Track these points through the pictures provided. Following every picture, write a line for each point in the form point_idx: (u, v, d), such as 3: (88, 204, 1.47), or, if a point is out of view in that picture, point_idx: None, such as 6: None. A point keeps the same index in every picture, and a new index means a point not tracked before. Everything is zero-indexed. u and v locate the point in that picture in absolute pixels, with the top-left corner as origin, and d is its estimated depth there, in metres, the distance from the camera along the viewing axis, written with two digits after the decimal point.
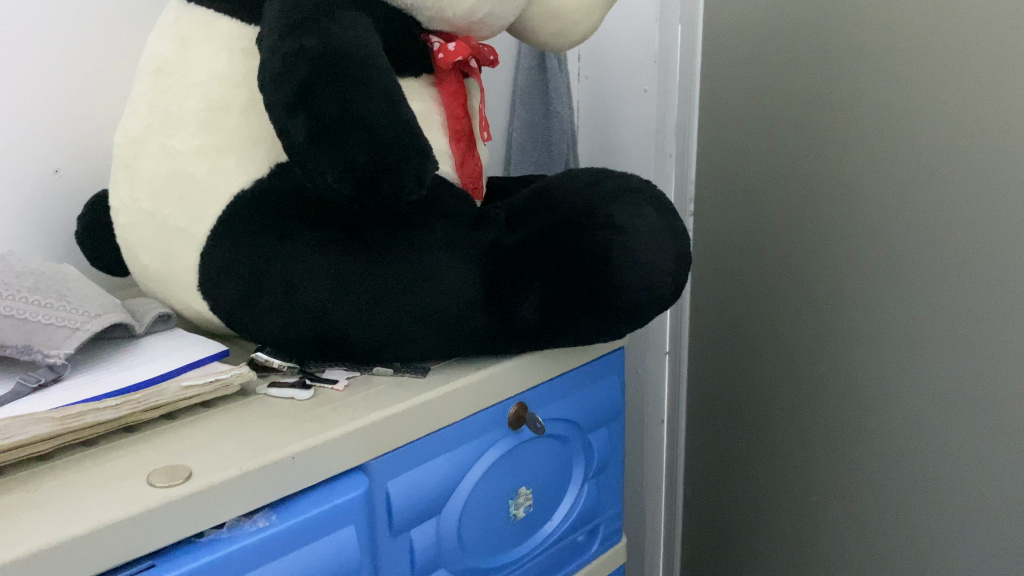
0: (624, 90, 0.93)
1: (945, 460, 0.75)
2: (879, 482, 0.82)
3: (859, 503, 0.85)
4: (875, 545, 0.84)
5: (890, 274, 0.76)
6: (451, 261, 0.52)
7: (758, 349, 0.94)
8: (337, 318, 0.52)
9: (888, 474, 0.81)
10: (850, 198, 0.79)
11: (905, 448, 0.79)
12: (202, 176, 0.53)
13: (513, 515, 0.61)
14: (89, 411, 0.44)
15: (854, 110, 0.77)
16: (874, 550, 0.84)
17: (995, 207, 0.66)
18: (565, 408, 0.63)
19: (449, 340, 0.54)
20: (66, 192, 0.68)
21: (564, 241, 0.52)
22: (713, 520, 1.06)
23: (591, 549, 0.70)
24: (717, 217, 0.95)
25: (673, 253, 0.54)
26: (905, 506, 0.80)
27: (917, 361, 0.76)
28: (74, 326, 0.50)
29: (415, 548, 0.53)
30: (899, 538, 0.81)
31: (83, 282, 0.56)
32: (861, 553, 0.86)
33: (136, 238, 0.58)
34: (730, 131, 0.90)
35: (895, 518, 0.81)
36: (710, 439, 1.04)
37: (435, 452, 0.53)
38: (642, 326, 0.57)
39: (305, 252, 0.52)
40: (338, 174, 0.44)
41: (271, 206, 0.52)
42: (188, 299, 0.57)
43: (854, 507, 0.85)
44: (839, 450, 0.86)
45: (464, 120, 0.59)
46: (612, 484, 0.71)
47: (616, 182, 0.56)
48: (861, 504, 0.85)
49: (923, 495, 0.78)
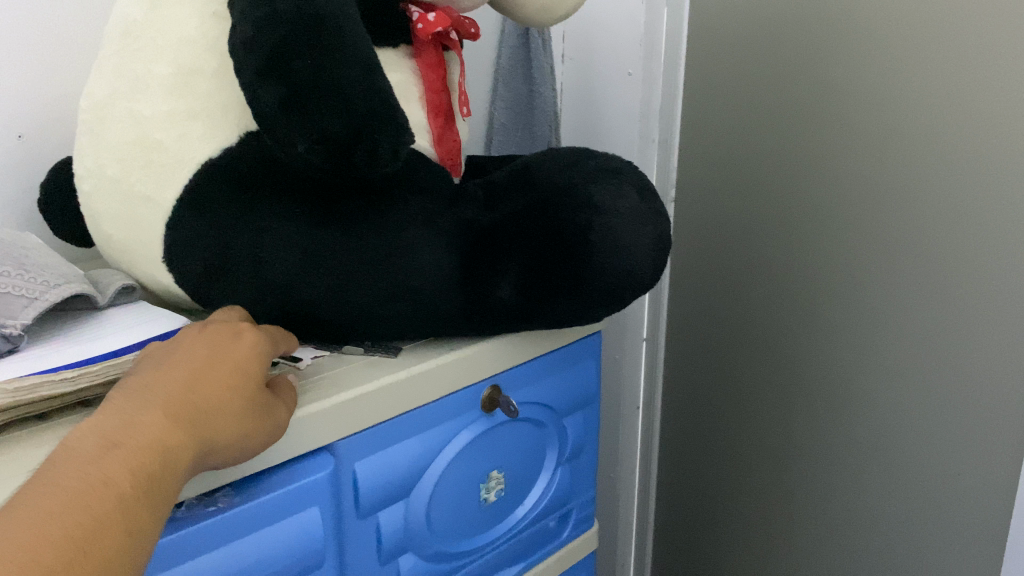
0: (608, 73, 0.92)
1: (917, 454, 0.75)
2: (852, 473, 0.82)
3: (831, 493, 0.85)
4: (845, 536, 0.84)
5: (868, 267, 0.76)
6: (426, 238, 0.51)
7: (736, 339, 0.94)
8: (308, 293, 0.51)
9: (861, 464, 0.81)
10: (834, 189, 0.78)
11: (877, 441, 0.79)
12: (170, 143, 0.51)
13: (484, 500, 0.60)
14: (44, 384, 0.42)
15: (841, 100, 0.75)
16: (844, 542, 0.85)
17: (979, 204, 0.66)
18: (540, 391, 0.62)
19: (422, 319, 0.53)
20: (29, 157, 0.66)
21: (544, 221, 0.51)
22: (686, 507, 1.06)
23: (562, 535, 0.70)
24: (699, 204, 0.94)
25: (654, 235, 0.53)
26: (877, 502, 0.80)
27: (893, 354, 0.75)
28: (32, 296, 0.48)
29: (382, 531, 0.52)
30: (869, 529, 0.81)
31: (44, 250, 0.54)
32: (832, 544, 0.86)
33: (101, 206, 0.56)
34: (714, 119, 0.89)
35: (865, 509, 0.81)
36: (685, 428, 1.03)
37: (404, 435, 0.52)
38: (621, 309, 0.56)
39: (275, 225, 0.50)
40: (311, 143, 0.43)
41: (239, 175, 0.50)
42: (153, 271, 0.56)
43: (826, 497, 0.86)
44: (812, 440, 0.86)
45: (443, 95, 0.58)
46: (585, 469, 0.70)
47: (598, 163, 0.55)
48: (833, 495, 0.85)
49: (894, 486, 0.78)
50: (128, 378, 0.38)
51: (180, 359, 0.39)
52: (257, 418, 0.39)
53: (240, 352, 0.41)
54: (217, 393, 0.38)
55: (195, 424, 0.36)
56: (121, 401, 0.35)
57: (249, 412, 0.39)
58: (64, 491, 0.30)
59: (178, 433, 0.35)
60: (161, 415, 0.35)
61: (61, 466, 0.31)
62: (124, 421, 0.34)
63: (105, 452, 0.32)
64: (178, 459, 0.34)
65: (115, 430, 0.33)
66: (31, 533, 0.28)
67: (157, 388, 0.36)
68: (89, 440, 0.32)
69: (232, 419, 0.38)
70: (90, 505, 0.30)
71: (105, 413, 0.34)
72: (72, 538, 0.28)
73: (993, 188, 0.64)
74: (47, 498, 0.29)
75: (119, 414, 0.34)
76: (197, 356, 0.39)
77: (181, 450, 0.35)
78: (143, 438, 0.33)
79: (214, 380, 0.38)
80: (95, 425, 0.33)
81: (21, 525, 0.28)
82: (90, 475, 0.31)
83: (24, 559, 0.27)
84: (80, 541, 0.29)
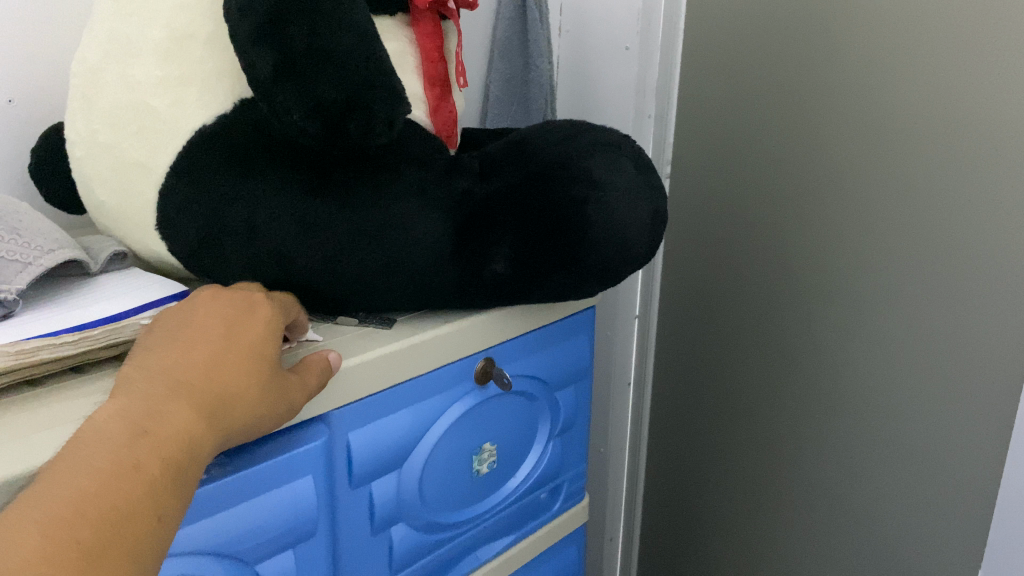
0: (605, 48, 0.92)
1: (900, 434, 0.76)
2: (836, 450, 0.83)
3: (816, 470, 0.86)
4: (829, 513, 0.85)
5: (856, 248, 0.76)
6: (420, 209, 0.50)
7: (728, 318, 0.94)
8: (302, 262, 0.51)
9: (845, 442, 0.82)
10: (828, 169, 0.78)
11: (862, 421, 0.79)
12: (164, 109, 0.50)
13: (476, 471, 0.60)
14: (46, 347, 0.42)
15: (836, 81, 0.75)
16: (828, 520, 0.86)
17: (970, 192, 0.65)
18: (532, 365, 0.62)
19: (416, 289, 0.53)
20: (20, 122, 0.65)
21: (540, 194, 0.51)
22: (675, 482, 1.07)
23: (553, 508, 0.70)
24: (694, 182, 0.94)
25: (649, 210, 0.53)
26: (863, 484, 0.81)
27: (880, 335, 0.76)
28: (26, 260, 0.48)
29: (375, 500, 0.52)
30: (851, 505, 0.82)
31: (34, 214, 0.54)
32: (816, 521, 0.87)
33: (93, 172, 0.55)
34: (710, 97, 0.89)
35: (848, 487, 0.82)
36: (676, 404, 1.04)
37: (397, 405, 0.52)
38: (614, 284, 0.56)
39: (269, 193, 0.49)
40: (306, 112, 0.42)
41: (233, 142, 0.50)
42: (146, 239, 0.55)
43: (811, 473, 0.87)
44: (799, 418, 0.87)
45: (439, 65, 0.57)
46: (577, 442, 0.71)
47: (595, 135, 0.55)
48: (817, 471, 0.86)
49: (877, 465, 0.79)
50: (145, 352, 0.37)
51: (202, 333, 0.38)
52: (267, 401, 0.39)
53: (253, 330, 0.40)
54: (234, 375, 0.37)
55: (218, 407, 0.36)
56: (144, 379, 0.35)
57: (267, 395, 0.39)
58: (98, 474, 0.30)
59: (202, 419, 0.35)
60: (185, 401, 0.35)
61: (91, 446, 0.31)
62: (151, 405, 0.34)
63: (135, 435, 0.32)
64: (201, 447, 0.34)
65: (144, 413, 0.33)
66: (64, 517, 0.28)
67: (179, 370, 0.36)
68: (117, 421, 0.32)
69: (250, 400, 0.38)
70: (125, 487, 0.30)
71: (130, 394, 0.34)
72: (108, 525, 0.29)
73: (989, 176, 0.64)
74: (79, 480, 0.29)
75: (146, 395, 0.34)
76: (218, 331, 0.39)
77: (204, 436, 0.35)
78: (169, 425, 0.33)
79: (236, 361, 0.38)
80: (120, 407, 0.33)
81: (56, 504, 0.28)
82: (121, 458, 0.31)
83: (59, 543, 0.27)
84: (114, 527, 0.29)
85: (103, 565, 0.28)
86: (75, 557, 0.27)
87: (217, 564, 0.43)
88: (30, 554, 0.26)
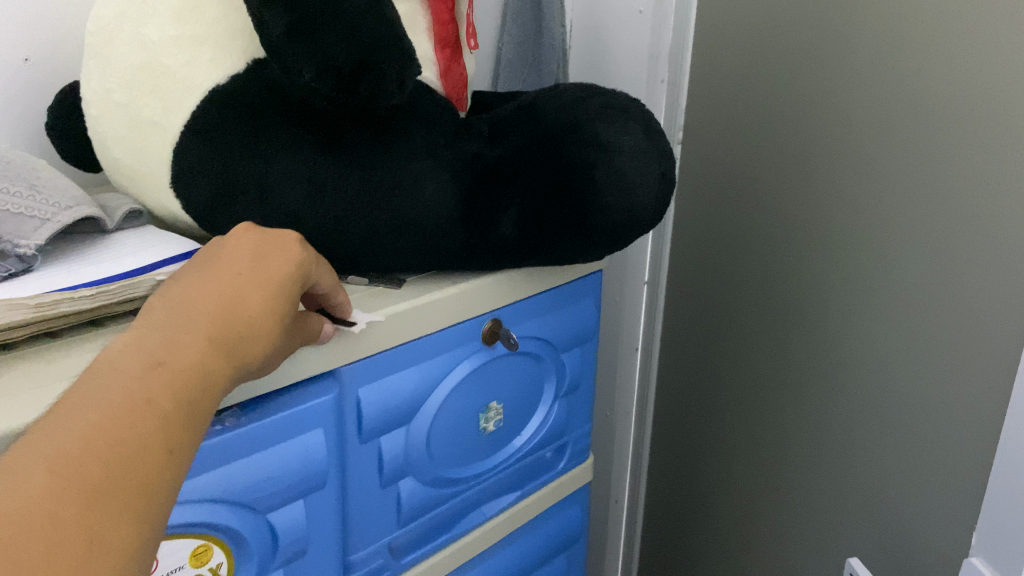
0: (618, 11, 0.92)
1: (880, 409, 0.75)
2: (823, 417, 0.84)
3: (806, 437, 0.87)
4: (817, 479, 0.86)
5: (852, 216, 0.76)
6: (429, 170, 0.51)
7: (735, 285, 0.94)
8: (312, 222, 0.51)
9: (832, 412, 0.82)
10: (830, 139, 0.77)
11: (850, 393, 0.79)
12: (178, 69, 0.50)
13: (483, 429, 0.62)
14: (65, 300, 0.43)
15: (840, 48, 0.74)
16: (816, 484, 0.87)
17: (954, 163, 0.64)
18: (538, 327, 0.63)
19: (425, 251, 0.54)
20: (39, 80, 0.66)
21: (548, 156, 0.52)
22: (678, 442, 1.09)
23: (558, 467, 0.72)
24: (705, 148, 0.95)
25: (657, 174, 0.54)
26: (851, 455, 0.80)
27: (867, 308, 0.75)
28: (44, 216, 0.49)
29: (383, 453, 0.54)
30: (836, 473, 0.83)
31: (52, 169, 0.54)
32: (806, 486, 0.88)
33: (107, 131, 0.56)
34: (723, 63, 0.89)
35: (835, 454, 0.83)
36: (681, 366, 1.06)
37: (405, 363, 0.53)
38: (621, 249, 0.57)
39: (281, 152, 0.50)
40: (316, 72, 0.43)
41: (245, 102, 0.50)
42: (161, 197, 0.56)
43: (802, 440, 0.87)
44: (793, 385, 0.88)
45: (450, 26, 0.58)
46: (583, 402, 0.72)
47: (603, 99, 0.55)
48: (807, 438, 0.87)
49: (860, 435, 0.79)
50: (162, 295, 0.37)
51: (222, 275, 0.38)
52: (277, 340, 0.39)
53: (276, 270, 0.40)
54: (251, 316, 0.37)
55: (230, 350, 0.36)
56: (159, 320, 0.35)
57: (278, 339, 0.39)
58: (109, 409, 0.29)
59: (215, 361, 0.35)
60: (201, 341, 0.34)
61: (106, 381, 0.30)
62: (168, 342, 0.33)
63: (147, 372, 0.31)
64: (214, 389, 0.34)
65: (159, 350, 0.33)
66: (76, 450, 0.27)
67: (194, 310, 0.36)
68: (129, 360, 0.32)
69: (263, 343, 0.38)
70: (138, 423, 0.29)
71: (144, 333, 0.34)
72: (120, 459, 0.28)
73: (978, 145, 0.62)
74: (90, 415, 0.28)
75: (159, 336, 0.34)
76: (238, 273, 0.39)
77: (218, 378, 0.34)
78: (183, 363, 0.33)
79: (256, 300, 0.38)
80: (135, 343, 0.33)
81: (69, 436, 0.27)
82: (135, 394, 0.30)
83: (69, 477, 0.26)
84: (126, 461, 0.28)
85: (117, 499, 0.27)
86: (85, 489, 0.26)
87: (230, 512, 0.44)
88: (39, 486, 0.25)
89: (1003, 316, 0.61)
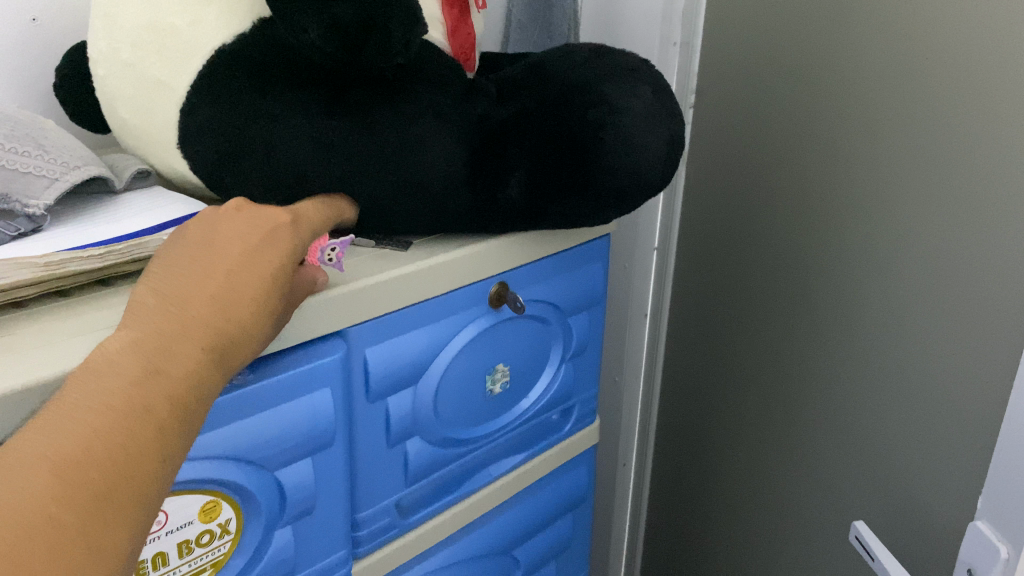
0: None
1: (885, 372, 0.76)
2: (828, 381, 0.84)
3: (810, 400, 0.87)
4: (820, 443, 0.87)
5: (853, 183, 0.76)
6: (436, 131, 0.51)
7: (744, 250, 0.94)
8: (320, 182, 0.51)
9: (837, 376, 0.83)
10: (837, 103, 0.76)
11: (854, 357, 0.80)
12: (185, 28, 0.50)
13: (490, 391, 0.62)
14: (74, 260, 0.43)
15: (850, 11, 0.73)
16: (818, 448, 0.87)
17: (961, 125, 0.63)
18: (545, 290, 0.63)
19: (432, 212, 0.54)
20: (48, 39, 0.66)
21: (555, 119, 0.52)
22: (685, 406, 1.10)
23: (564, 429, 0.72)
24: (716, 112, 0.94)
25: (665, 137, 0.53)
26: (858, 419, 0.81)
27: (873, 273, 0.76)
28: (53, 176, 0.49)
29: (391, 413, 0.54)
30: (838, 436, 0.84)
31: (59, 129, 0.54)
32: (808, 449, 0.89)
33: (114, 91, 0.56)
34: (735, 26, 0.88)
35: (837, 418, 0.84)
36: (690, 331, 1.06)
37: (412, 325, 0.53)
38: (628, 211, 0.57)
39: (287, 112, 0.50)
40: (321, 31, 0.43)
41: (252, 61, 0.50)
42: (169, 157, 0.56)
43: (806, 403, 0.88)
44: (799, 350, 0.88)
45: None
46: (589, 366, 0.72)
47: (612, 60, 0.54)
48: (810, 402, 0.87)
49: (864, 398, 0.79)
50: (156, 282, 0.37)
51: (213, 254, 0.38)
52: (270, 328, 0.39)
53: (269, 257, 0.39)
54: (246, 310, 0.37)
55: (225, 356, 0.36)
56: (155, 319, 0.35)
57: (269, 329, 0.39)
58: (109, 414, 0.30)
59: (209, 367, 0.35)
60: (196, 344, 0.35)
61: (106, 384, 0.31)
62: (166, 343, 0.34)
63: (149, 376, 0.32)
64: (204, 394, 0.35)
65: (158, 354, 0.33)
66: (78, 455, 0.28)
67: (188, 306, 0.36)
68: (131, 361, 0.32)
69: (256, 337, 0.38)
70: (137, 430, 0.30)
71: (144, 331, 0.34)
72: (116, 467, 0.29)
73: (982, 109, 0.61)
74: (92, 419, 0.30)
75: (156, 337, 0.34)
76: (233, 261, 0.38)
77: (209, 383, 0.35)
78: (179, 368, 0.33)
79: (249, 294, 0.38)
80: (136, 343, 0.33)
81: (73, 439, 0.29)
82: (133, 400, 0.31)
83: (70, 483, 0.27)
84: (123, 470, 0.29)
85: (112, 506, 0.28)
86: (87, 494, 0.28)
87: (238, 470, 0.45)
88: (42, 491, 0.27)
89: (1004, 281, 0.61)
